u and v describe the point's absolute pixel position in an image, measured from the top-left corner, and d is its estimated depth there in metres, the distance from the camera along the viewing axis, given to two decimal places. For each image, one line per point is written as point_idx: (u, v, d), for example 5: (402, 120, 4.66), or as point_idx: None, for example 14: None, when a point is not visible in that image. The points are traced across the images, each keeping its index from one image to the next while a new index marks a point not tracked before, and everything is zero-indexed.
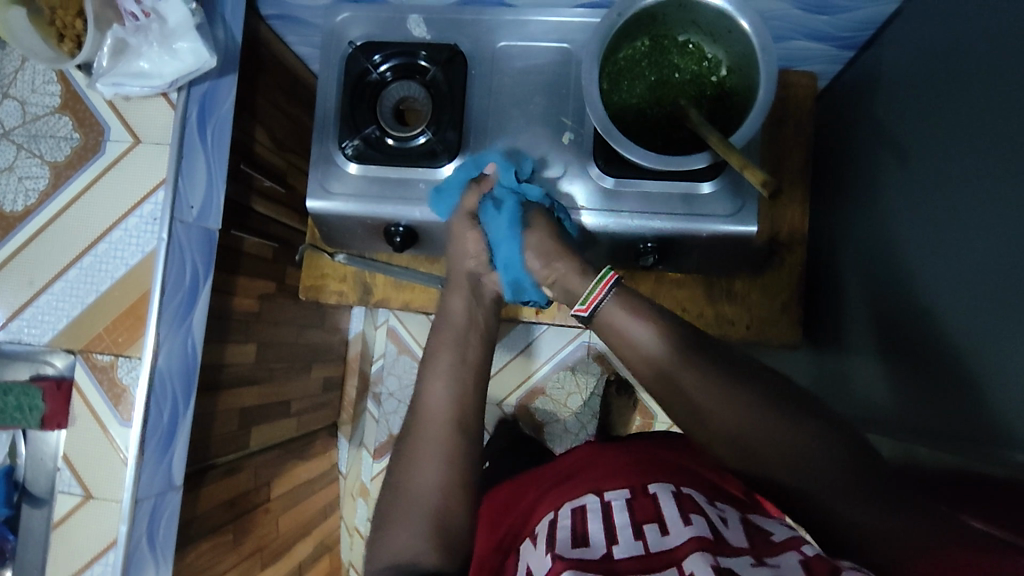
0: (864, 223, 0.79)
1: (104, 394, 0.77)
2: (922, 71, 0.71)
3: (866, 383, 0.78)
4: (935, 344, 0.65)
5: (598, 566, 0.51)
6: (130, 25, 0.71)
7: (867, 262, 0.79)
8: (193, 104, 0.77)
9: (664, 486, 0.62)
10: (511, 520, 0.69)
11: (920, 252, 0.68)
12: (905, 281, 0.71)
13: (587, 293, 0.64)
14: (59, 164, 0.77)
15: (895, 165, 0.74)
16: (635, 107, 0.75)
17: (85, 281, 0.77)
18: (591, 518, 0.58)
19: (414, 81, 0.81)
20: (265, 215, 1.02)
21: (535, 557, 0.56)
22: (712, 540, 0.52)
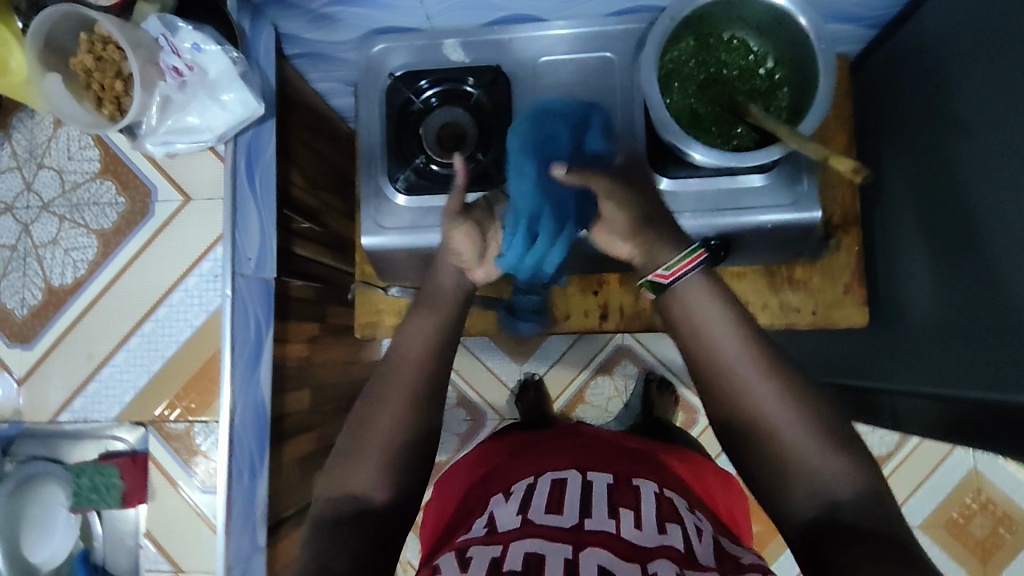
0: (910, 195, 0.79)
1: (178, 458, 0.92)
2: (947, 40, 0.71)
3: (920, 317, 0.79)
4: (996, 297, 0.65)
5: (564, 536, 0.59)
6: (174, 81, 0.70)
7: (916, 228, 0.79)
8: (240, 155, 0.75)
9: (648, 485, 0.70)
10: (499, 473, 0.76)
11: (971, 215, 0.69)
12: (958, 225, 0.71)
13: (673, 261, 0.61)
14: (106, 233, 0.90)
15: (932, 138, 0.74)
16: (689, 108, 0.74)
17: (148, 348, 0.91)
18: (570, 492, 0.66)
19: (459, 106, 0.80)
20: (306, 256, 1.01)
21: (503, 512, 0.64)
22: (682, 554, 0.59)
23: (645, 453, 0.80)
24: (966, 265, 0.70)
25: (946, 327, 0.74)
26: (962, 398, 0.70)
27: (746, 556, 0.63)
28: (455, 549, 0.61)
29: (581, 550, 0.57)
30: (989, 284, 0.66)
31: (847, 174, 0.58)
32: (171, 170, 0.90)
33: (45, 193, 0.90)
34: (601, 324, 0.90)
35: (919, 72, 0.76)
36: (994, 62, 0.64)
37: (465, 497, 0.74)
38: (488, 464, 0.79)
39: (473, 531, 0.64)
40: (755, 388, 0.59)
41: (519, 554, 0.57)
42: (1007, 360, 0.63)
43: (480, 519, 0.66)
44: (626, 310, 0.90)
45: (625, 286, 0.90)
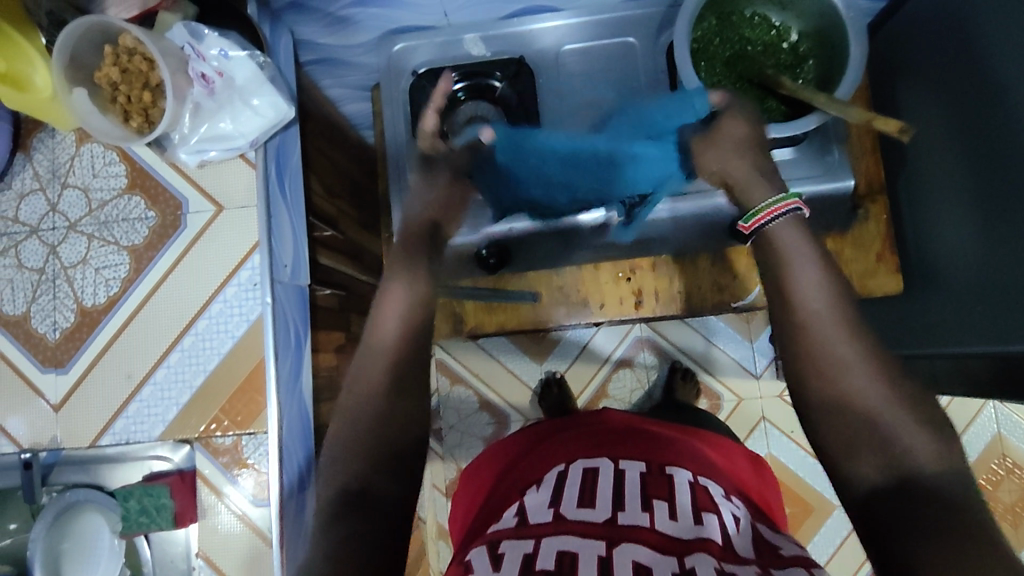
0: (954, 143, 0.77)
1: (217, 465, 0.73)
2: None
3: (962, 262, 0.78)
4: None
5: (599, 531, 0.55)
6: (203, 89, 0.68)
7: (960, 178, 0.77)
8: (271, 160, 0.72)
9: (682, 472, 0.65)
10: (522, 466, 0.71)
11: (1016, 160, 0.67)
12: (1001, 170, 0.69)
13: (761, 207, 0.56)
14: (138, 248, 0.73)
15: (965, 93, 0.73)
16: (717, 86, 0.74)
17: (190, 364, 0.73)
18: (601, 482, 0.62)
19: (485, 100, 0.80)
20: (329, 265, 0.99)
21: (534, 502, 0.60)
22: (719, 545, 0.55)
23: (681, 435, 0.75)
24: (1019, 208, 0.67)
25: (994, 278, 0.72)
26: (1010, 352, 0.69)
27: (787, 546, 0.58)
28: (485, 542, 0.56)
29: (615, 546, 0.53)
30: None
31: (893, 135, 0.59)
32: (194, 173, 0.74)
33: (70, 214, 0.74)
34: (637, 311, 0.90)
35: (939, 35, 0.76)
36: (1012, 17, 0.65)
37: (495, 485, 0.71)
38: (513, 454, 0.75)
39: (503, 520, 0.60)
40: (834, 340, 0.51)
41: (552, 552, 0.52)
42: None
43: (510, 509, 0.62)
44: (661, 294, 0.90)
45: (658, 271, 0.90)
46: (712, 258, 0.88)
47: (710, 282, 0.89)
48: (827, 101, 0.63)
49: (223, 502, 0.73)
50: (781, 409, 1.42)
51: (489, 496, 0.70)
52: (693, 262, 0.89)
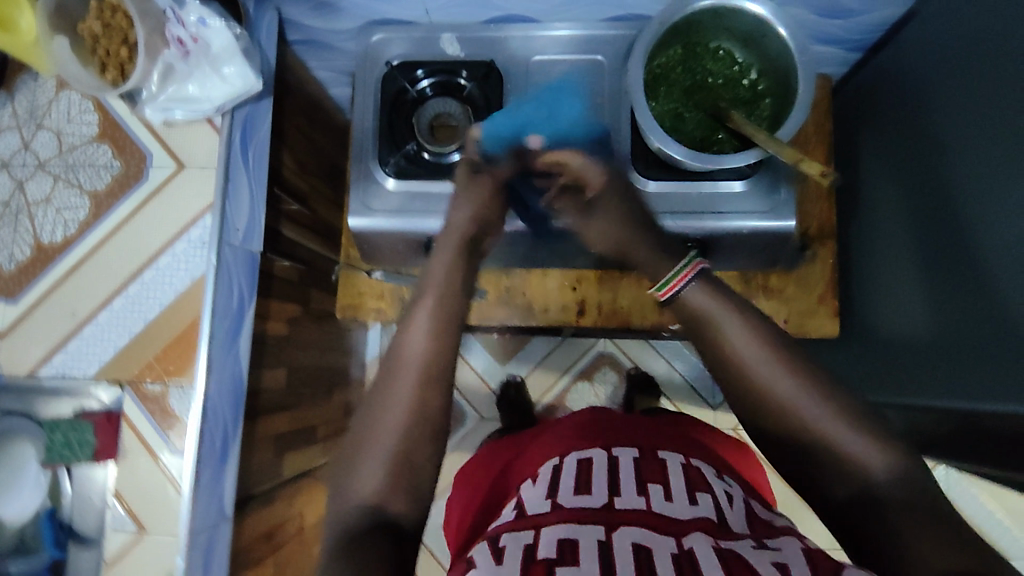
0: (905, 197, 0.83)
1: (155, 424, 0.76)
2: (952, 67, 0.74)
3: (900, 301, 0.83)
4: (976, 284, 0.69)
5: (593, 515, 0.57)
6: (178, 50, 0.71)
7: (905, 231, 0.83)
8: (236, 128, 0.77)
9: (673, 457, 0.68)
10: (514, 471, 0.74)
11: (961, 222, 0.72)
12: (940, 217, 0.76)
13: (666, 279, 0.60)
14: (99, 193, 0.77)
15: (908, 154, 0.82)
16: (672, 112, 0.77)
17: (131, 311, 0.76)
18: (597, 470, 0.64)
19: (453, 97, 0.84)
20: (293, 237, 1.03)
21: (534, 494, 0.62)
22: (716, 522, 0.57)
23: (671, 424, 0.78)
24: (956, 267, 0.73)
25: (926, 325, 0.78)
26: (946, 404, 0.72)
27: (779, 520, 0.61)
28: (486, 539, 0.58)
29: (613, 531, 0.55)
30: (972, 290, 0.70)
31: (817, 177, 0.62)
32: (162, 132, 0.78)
33: (41, 153, 0.78)
34: (578, 320, 0.92)
35: (912, 95, 0.81)
36: (973, 91, 0.71)
37: (492, 484, 0.75)
38: (504, 463, 0.78)
39: (502, 518, 0.62)
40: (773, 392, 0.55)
41: (552, 541, 0.54)
42: (979, 350, 0.67)
43: (511, 504, 0.64)
44: (604, 307, 0.92)
45: (603, 285, 0.92)
46: None
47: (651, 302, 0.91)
48: (772, 142, 0.67)
49: (148, 456, 0.76)
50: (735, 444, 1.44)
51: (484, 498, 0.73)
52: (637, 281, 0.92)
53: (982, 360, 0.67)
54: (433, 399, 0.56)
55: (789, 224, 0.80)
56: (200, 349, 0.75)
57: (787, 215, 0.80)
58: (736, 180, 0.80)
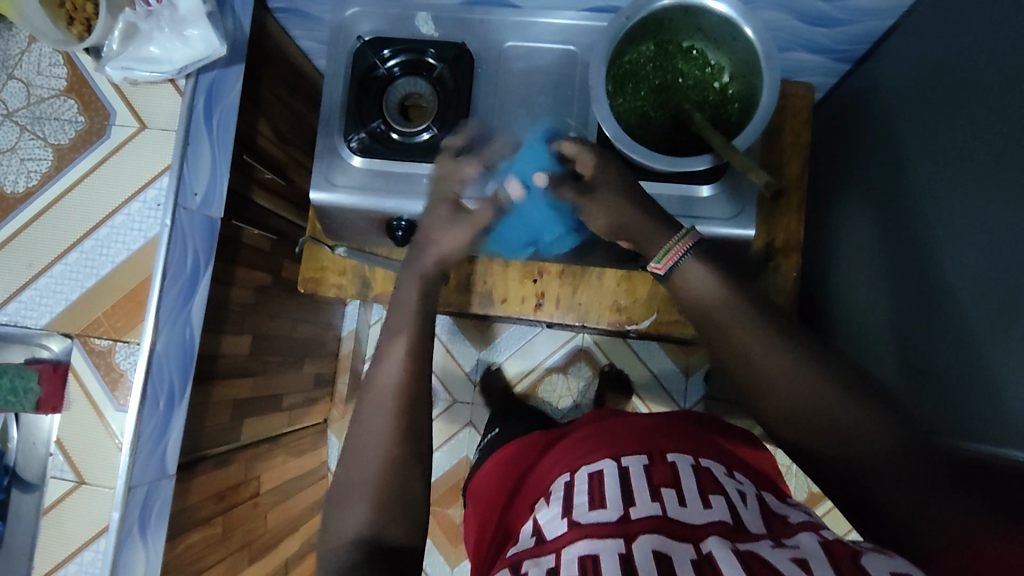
0: (881, 224, 0.81)
1: (100, 378, 0.77)
2: (929, 83, 0.73)
3: (866, 303, 0.84)
4: (939, 303, 0.68)
5: (610, 530, 0.56)
6: (142, 11, 0.72)
7: (881, 256, 0.81)
8: (201, 92, 0.78)
9: (683, 459, 0.67)
10: (528, 495, 0.73)
11: (931, 258, 0.70)
12: (908, 220, 0.75)
13: (664, 250, 0.61)
14: (62, 147, 0.78)
15: (883, 167, 0.81)
16: (638, 111, 0.76)
17: (85, 265, 0.77)
18: (608, 483, 0.63)
19: (422, 77, 0.84)
20: (265, 206, 1.04)
21: (547, 518, 0.61)
22: (734, 526, 0.57)
23: (672, 422, 0.77)
24: (924, 302, 0.71)
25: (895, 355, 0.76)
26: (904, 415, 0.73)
27: (793, 515, 0.62)
28: (509, 566, 0.58)
29: (633, 541, 0.54)
30: (938, 328, 0.68)
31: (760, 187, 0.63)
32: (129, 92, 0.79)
33: (9, 103, 0.78)
34: (536, 312, 0.93)
35: (889, 109, 0.80)
36: (956, 116, 0.68)
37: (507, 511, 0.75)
38: (513, 490, 0.78)
39: (521, 544, 0.61)
40: (753, 356, 0.56)
41: (573, 560, 0.53)
42: (946, 390, 0.66)
43: (527, 527, 0.64)
44: (563, 301, 0.92)
45: (564, 279, 0.92)
46: (618, 277, 0.91)
47: (611, 301, 0.91)
48: (733, 154, 0.65)
49: (93, 411, 0.77)
50: None
51: (505, 527, 0.73)
52: (599, 278, 0.91)
53: (952, 397, 0.65)
54: (414, 405, 0.58)
55: (747, 233, 0.80)
56: (150, 308, 0.76)
57: (749, 224, 0.80)
58: (702, 184, 0.79)
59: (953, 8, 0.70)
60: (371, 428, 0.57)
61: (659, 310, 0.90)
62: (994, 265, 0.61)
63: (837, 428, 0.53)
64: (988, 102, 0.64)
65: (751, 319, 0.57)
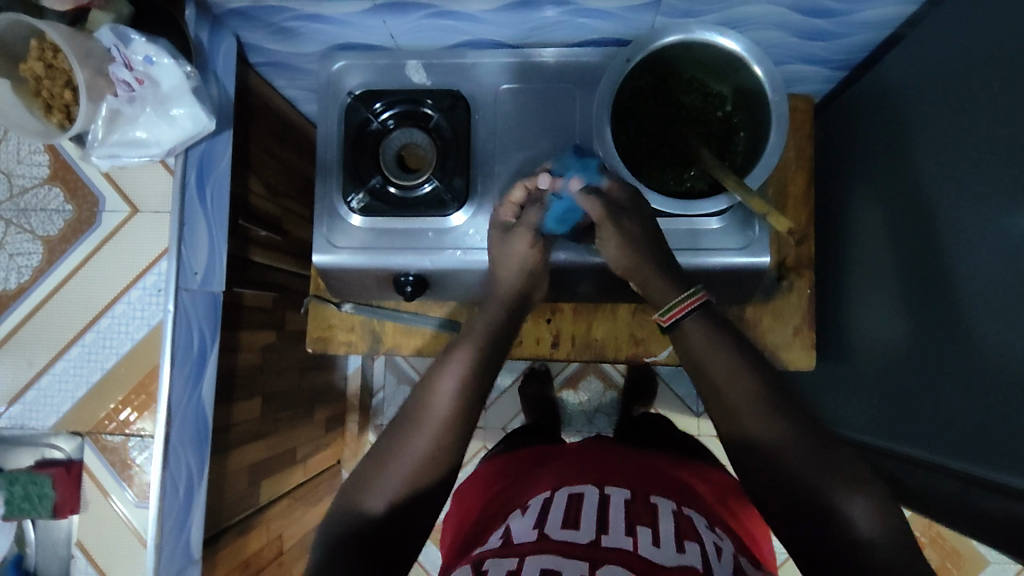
0: (887, 234, 0.81)
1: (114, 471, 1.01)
2: (941, 96, 0.71)
3: (880, 310, 0.83)
4: (954, 313, 0.68)
5: (580, 551, 0.59)
6: (124, 95, 0.69)
7: (888, 284, 0.81)
8: (191, 168, 0.76)
9: (665, 502, 0.69)
10: (502, 499, 0.75)
11: (942, 279, 0.70)
12: (922, 223, 0.74)
13: (672, 304, 0.60)
14: (53, 238, 0.99)
15: (890, 181, 0.81)
16: (644, 146, 0.75)
17: (88, 355, 1.00)
18: (588, 509, 0.65)
19: (418, 128, 0.81)
20: (264, 263, 1.01)
21: (520, 525, 0.64)
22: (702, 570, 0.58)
23: (657, 468, 0.78)
24: (937, 324, 0.71)
25: (907, 383, 0.76)
26: (927, 433, 0.72)
27: None
28: (470, 560, 0.61)
29: (597, 568, 0.57)
30: (949, 355, 0.69)
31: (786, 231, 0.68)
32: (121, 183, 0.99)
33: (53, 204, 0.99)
34: (553, 352, 0.91)
35: (902, 120, 0.78)
36: (969, 134, 0.67)
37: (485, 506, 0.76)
38: (500, 486, 0.79)
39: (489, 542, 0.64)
40: (720, 369, 0.57)
41: (535, 570, 0.57)
42: (956, 424, 0.67)
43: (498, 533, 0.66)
44: (579, 338, 0.90)
45: (577, 316, 0.90)
46: (632, 309, 0.90)
47: (627, 333, 0.90)
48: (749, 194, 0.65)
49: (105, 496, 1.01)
50: (718, 451, 1.45)
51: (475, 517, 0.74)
52: (613, 312, 0.90)
53: (965, 439, 0.65)
54: None
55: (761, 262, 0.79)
56: (163, 378, 0.73)
57: (762, 253, 0.79)
58: (711, 217, 0.79)
59: (962, 21, 0.68)
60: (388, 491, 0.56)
61: None
62: (1005, 293, 0.61)
63: (816, 482, 0.52)
64: (1000, 121, 0.63)
65: (734, 369, 0.56)
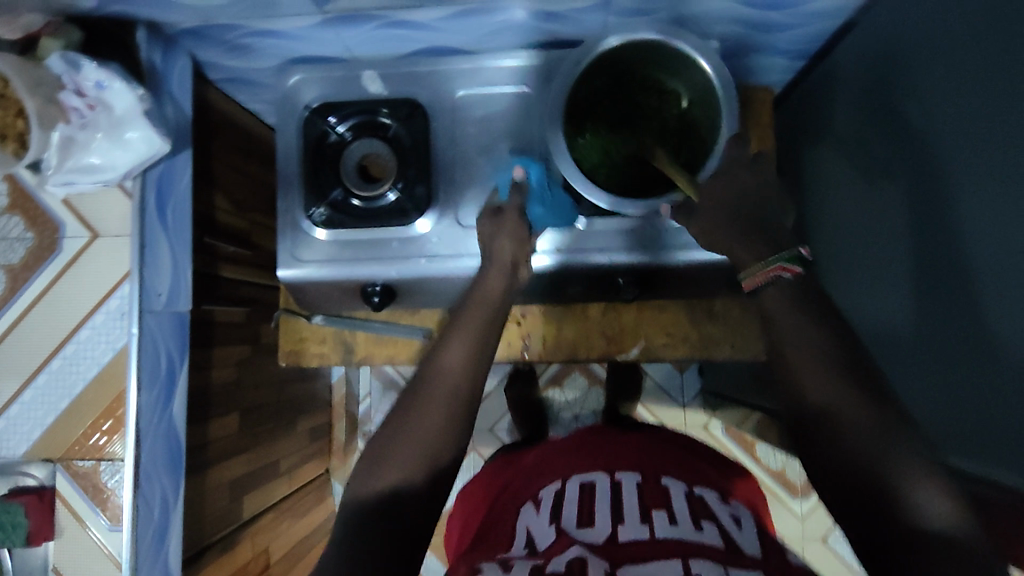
0: (889, 154, 0.73)
1: (86, 497, 1.05)
2: (896, 80, 0.71)
3: (877, 229, 0.76)
4: (957, 243, 0.62)
5: (602, 549, 0.60)
6: (76, 121, 0.69)
7: (888, 257, 0.74)
8: (149, 190, 0.76)
9: (677, 483, 0.71)
10: (509, 486, 0.77)
11: (943, 242, 0.64)
12: (920, 150, 0.68)
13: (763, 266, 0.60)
14: (14, 267, 1.03)
15: (882, 105, 0.74)
16: (601, 150, 0.75)
17: (46, 378, 1.05)
18: (598, 497, 0.68)
19: (376, 137, 0.82)
20: (234, 278, 1.02)
21: (538, 523, 0.66)
22: (724, 550, 0.59)
23: (662, 445, 0.81)
24: (935, 252, 0.65)
25: (917, 369, 0.68)
26: (933, 370, 0.65)
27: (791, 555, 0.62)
28: (492, 559, 0.61)
29: (620, 565, 0.58)
30: (961, 335, 0.62)
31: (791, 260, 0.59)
32: (81, 209, 1.02)
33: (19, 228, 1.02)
34: (524, 354, 0.91)
35: (864, 102, 0.78)
36: (934, 110, 0.65)
37: (493, 501, 0.76)
38: (500, 486, 0.78)
39: (511, 547, 0.63)
40: (796, 344, 0.58)
41: (562, 560, 0.58)
42: (977, 414, 0.60)
43: (512, 527, 0.67)
44: (550, 340, 0.91)
45: (548, 317, 0.91)
46: (602, 307, 0.90)
47: (597, 331, 0.90)
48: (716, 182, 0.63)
49: (78, 522, 1.05)
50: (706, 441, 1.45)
51: (487, 512, 0.74)
52: (583, 311, 0.91)
53: (991, 436, 0.58)
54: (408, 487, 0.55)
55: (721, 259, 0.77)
56: (128, 403, 0.74)
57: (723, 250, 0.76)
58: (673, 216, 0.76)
59: (909, 7, 0.69)
60: (352, 507, 0.56)
61: (646, 336, 0.89)
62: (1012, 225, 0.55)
63: (863, 445, 0.54)
64: (959, 101, 0.62)
65: (813, 347, 0.57)
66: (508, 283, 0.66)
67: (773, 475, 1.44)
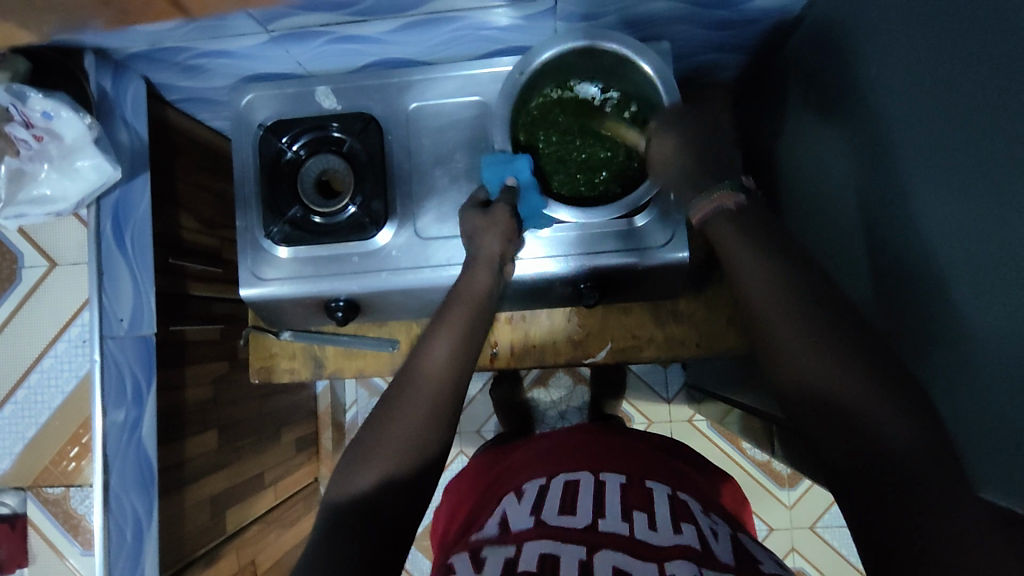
0: (834, 126, 0.70)
1: (60, 523, 1.09)
2: (832, 74, 0.70)
3: (833, 197, 0.72)
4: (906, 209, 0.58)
5: (576, 536, 0.60)
6: (25, 153, 0.69)
7: (854, 238, 0.68)
8: (105, 218, 0.77)
9: (661, 486, 0.70)
10: (492, 485, 0.77)
11: (900, 221, 0.59)
12: (863, 122, 0.65)
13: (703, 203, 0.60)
14: None
15: (827, 84, 0.71)
16: (556, 156, 0.75)
17: (17, 407, 1.08)
18: (582, 493, 0.67)
19: (331, 153, 0.82)
20: (206, 296, 1.02)
21: (516, 511, 0.65)
22: (700, 550, 0.59)
23: (651, 451, 0.79)
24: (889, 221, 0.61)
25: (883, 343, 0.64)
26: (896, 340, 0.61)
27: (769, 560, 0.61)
28: (468, 548, 0.61)
29: (595, 553, 0.58)
30: (925, 314, 0.57)
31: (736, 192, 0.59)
32: (39, 239, 1.07)
33: None
34: (493, 362, 0.92)
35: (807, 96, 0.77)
36: (866, 88, 0.63)
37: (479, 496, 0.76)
38: (489, 482, 0.78)
39: (485, 529, 0.64)
40: (777, 309, 0.54)
41: (534, 555, 0.57)
42: (947, 401, 0.55)
43: (492, 516, 0.67)
44: (517, 346, 0.91)
45: (513, 324, 0.91)
46: (568, 312, 0.91)
47: (563, 336, 0.91)
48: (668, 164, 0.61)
49: (53, 550, 1.08)
50: (691, 433, 1.46)
51: (473, 508, 0.74)
52: (549, 317, 0.91)
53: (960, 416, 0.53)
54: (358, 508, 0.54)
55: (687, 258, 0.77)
56: (96, 429, 0.75)
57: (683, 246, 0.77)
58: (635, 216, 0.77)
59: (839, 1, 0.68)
60: None
61: (612, 339, 0.90)
62: (955, 184, 0.52)
63: (858, 413, 0.49)
64: (891, 73, 0.59)
65: (795, 310, 0.53)
66: (468, 293, 0.66)
67: (758, 464, 1.45)
